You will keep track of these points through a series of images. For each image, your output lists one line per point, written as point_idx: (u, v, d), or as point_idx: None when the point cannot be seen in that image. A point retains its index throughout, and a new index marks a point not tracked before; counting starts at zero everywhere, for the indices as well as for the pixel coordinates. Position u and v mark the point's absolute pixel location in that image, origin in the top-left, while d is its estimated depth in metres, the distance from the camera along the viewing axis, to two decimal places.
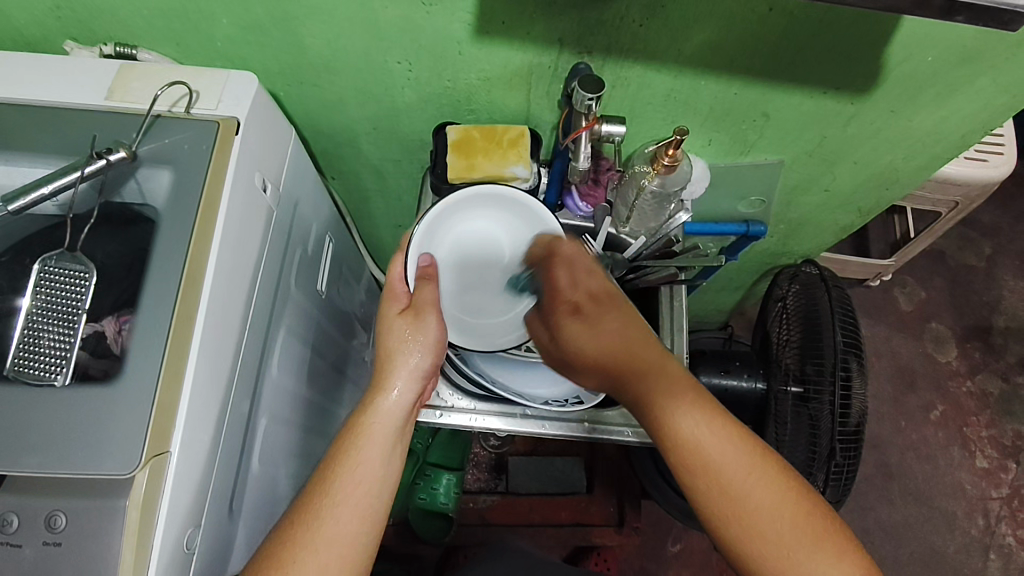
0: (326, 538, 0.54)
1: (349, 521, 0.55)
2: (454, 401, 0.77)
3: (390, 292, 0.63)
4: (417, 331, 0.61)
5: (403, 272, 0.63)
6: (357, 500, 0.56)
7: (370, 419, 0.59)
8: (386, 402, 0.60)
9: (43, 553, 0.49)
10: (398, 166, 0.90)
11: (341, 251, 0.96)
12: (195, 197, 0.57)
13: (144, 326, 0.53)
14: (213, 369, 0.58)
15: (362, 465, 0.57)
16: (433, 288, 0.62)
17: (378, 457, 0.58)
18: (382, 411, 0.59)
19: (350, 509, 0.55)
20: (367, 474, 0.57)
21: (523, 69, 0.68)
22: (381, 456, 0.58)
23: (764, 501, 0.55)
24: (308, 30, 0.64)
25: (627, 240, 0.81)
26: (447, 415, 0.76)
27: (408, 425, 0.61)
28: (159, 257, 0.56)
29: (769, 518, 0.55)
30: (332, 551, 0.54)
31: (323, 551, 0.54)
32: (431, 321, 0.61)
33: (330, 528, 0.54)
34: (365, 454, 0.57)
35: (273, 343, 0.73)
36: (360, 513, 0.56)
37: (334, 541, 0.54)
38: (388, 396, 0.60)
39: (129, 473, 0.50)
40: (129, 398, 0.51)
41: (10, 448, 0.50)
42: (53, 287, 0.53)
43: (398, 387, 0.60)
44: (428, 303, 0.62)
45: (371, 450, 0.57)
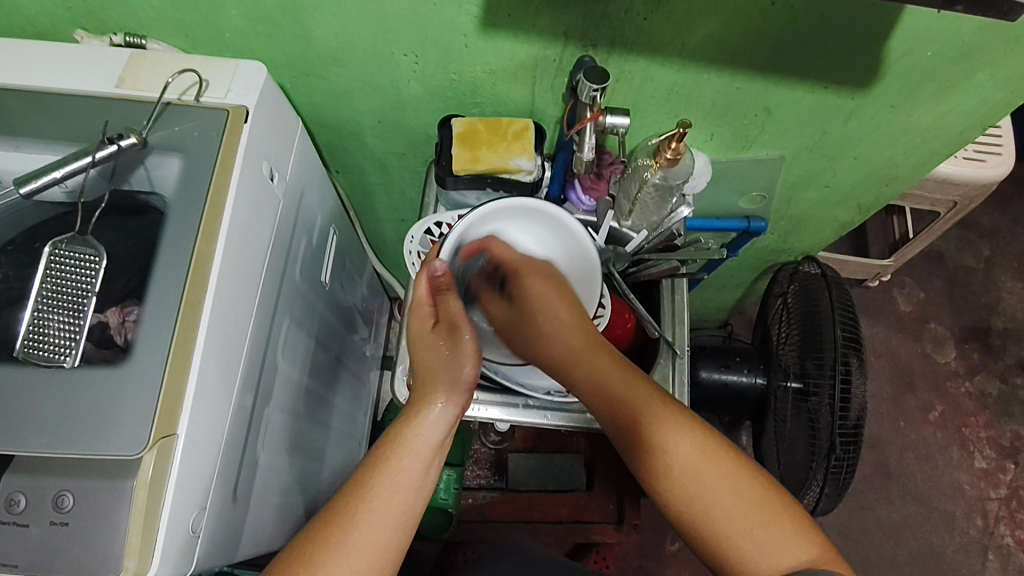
0: (358, 544, 0.53)
1: (384, 527, 0.55)
2: None
3: (416, 308, 0.66)
4: (452, 346, 0.64)
5: (427, 292, 0.66)
6: (394, 506, 0.56)
7: (415, 427, 0.60)
8: (428, 417, 0.61)
9: (51, 533, 0.50)
10: (402, 160, 0.91)
11: (344, 245, 0.97)
12: (205, 182, 0.58)
13: (154, 309, 0.54)
14: (220, 351, 0.59)
15: (400, 473, 0.57)
16: (457, 299, 0.66)
17: (417, 466, 0.58)
18: (426, 424, 0.60)
19: (385, 515, 0.55)
20: (406, 483, 0.57)
21: (529, 62, 0.69)
22: (420, 468, 0.58)
23: (720, 481, 0.56)
24: (318, 21, 0.65)
25: (629, 234, 0.80)
26: None
27: (448, 443, 0.62)
28: (169, 242, 0.56)
29: (731, 503, 0.55)
30: (363, 558, 0.53)
31: (356, 555, 0.53)
32: (465, 333, 0.64)
33: (361, 535, 0.54)
34: (405, 464, 0.58)
35: (278, 334, 0.73)
36: (395, 521, 0.55)
37: (366, 549, 0.53)
38: (432, 411, 0.61)
39: (137, 456, 0.50)
40: (136, 381, 0.52)
41: (20, 428, 0.50)
42: (63, 270, 0.54)
43: (441, 403, 0.61)
44: (455, 316, 0.65)
45: (411, 460, 0.58)
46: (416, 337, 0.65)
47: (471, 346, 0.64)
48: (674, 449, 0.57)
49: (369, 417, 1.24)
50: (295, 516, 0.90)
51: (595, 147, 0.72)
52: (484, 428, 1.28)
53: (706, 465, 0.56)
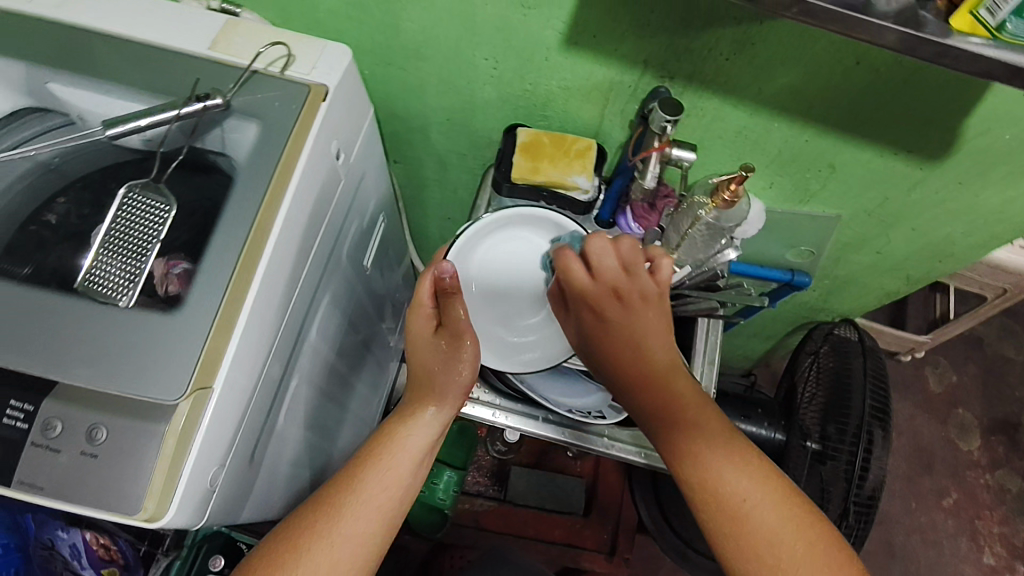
0: (343, 534, 0.56)
1: (368, 518, 0.58)
2: (479, 393, 0.78)
3: (417, 307, 0.67)
4: (451, 351, 0.66)
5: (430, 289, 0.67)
6: (380, 502, 0.59)
7: (409, 429, 0.64)
8: (422, 419, 0.65)
9: (80, 463, 0.51)
10: (460, 160, 0.92)
11: (390, 233, 0.98)
12: (278, 151, 0.60)
13: (210, 264, 0.56)
14: (264, 315, 0.60)
15: (390, 469, 0.60)
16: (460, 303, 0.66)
17: (407, 465, 0.62)
18: (418, 425, 0.64)
19: (373, 509, 0.58)
20: (393, 480, 0.60)
21: (604, 84, 0.70)
22: (408, 468, 0.62)
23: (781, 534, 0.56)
24: (407, 13, 0.67)
25: (671, 267, 0.80)
26: (471, 406, 0.78)
27: (434, 448, 0.66)
28: (234, 203, 0.58)
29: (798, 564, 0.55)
30: (345, 548, 0.56)
31: (340, 547, 0.55)
32: (466, 341, 0.66)
33: (345, 525, 0.56)
34: (394, 461, 0.61)
35: (316, 309, 0.75)
36: (379, 516, 0.58)
37: (349, 538, 0.56)
38: (425, 413, 0.65)
39: (174, 401, 0.52)
40: (184, 330, 0.53)
41: (68, 357, 0.52)
42: (134, 214, 0.56)
43: (435, 406, 0.65)
44: (458, 323, 0.66)
45: (400, 458, 0.62)
46: (417, 339, 0.67)
47: (470, 356, 0.67)
48: (736, 482, 0.58)
49: (382, 403, 1.25)
50: (298, 490, 0.91)
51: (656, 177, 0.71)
52: (492, 435, 1.29)
53: (766, 494, 0.58)
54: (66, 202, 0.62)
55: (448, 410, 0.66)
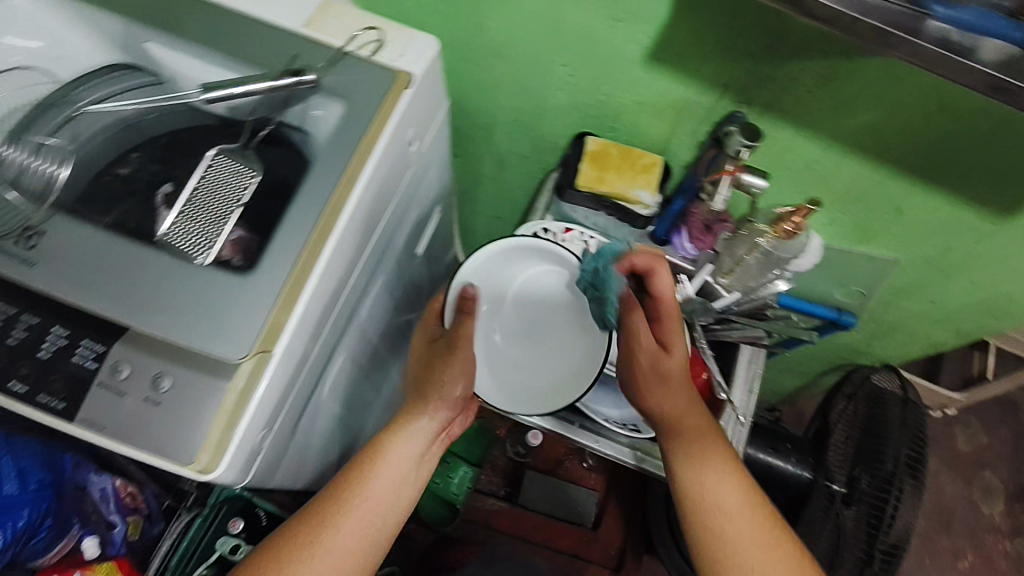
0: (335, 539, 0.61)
1: (361, 524, 0.63)
2: None
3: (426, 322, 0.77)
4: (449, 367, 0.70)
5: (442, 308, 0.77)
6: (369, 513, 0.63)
7: (398, 441, 0.67)
8: (411, 430, 0.68)
9: (142, 409, 0.54)
10: (521, 162, 0.93)
11: (441, 225, 1.00)
12: (360, 133, 0.62)
13: (284, 233, 0.58)
14: (327, 289, 0.62)
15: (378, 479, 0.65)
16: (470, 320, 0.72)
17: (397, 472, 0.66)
18: (407, 436, 0.68)
19: (364, 517, 0.63)
20: (382, 488, 0.65)
21: (679, 103, 0.70)
22: (396, 478, 0.66)
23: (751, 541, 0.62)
24: (496, 12, 0.68)
25: (720, 291, 0.82)
26: None
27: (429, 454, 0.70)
28: (313, 178, 0.60)
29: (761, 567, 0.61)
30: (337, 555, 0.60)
31: (331, 553, 0.60)
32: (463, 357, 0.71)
33: (336, 535, 0.61)
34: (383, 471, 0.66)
35: (369, 290, 0.76)
36: (368, 525, 0.63)
37: (339, 547, 0.61)
38: (416, 424, 0.69)
39: (237, 360, 0.54)
40: (253, 294, 0.55)
41: (143, 305, 0.54)
42: (219, 175, 0.58)
43: (426, 417, 0.69)
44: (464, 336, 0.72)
45: (389, 467, 0.66)
46: (419, 350, 0.76)
47: (463, 368, 0.71)
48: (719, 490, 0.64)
49: None
50: (324, 465, 0.92)
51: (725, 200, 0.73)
52: (513, 437, 1.27)
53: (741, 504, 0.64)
54: (139, 156, 0.62)
55: (433, 421, 0.69)
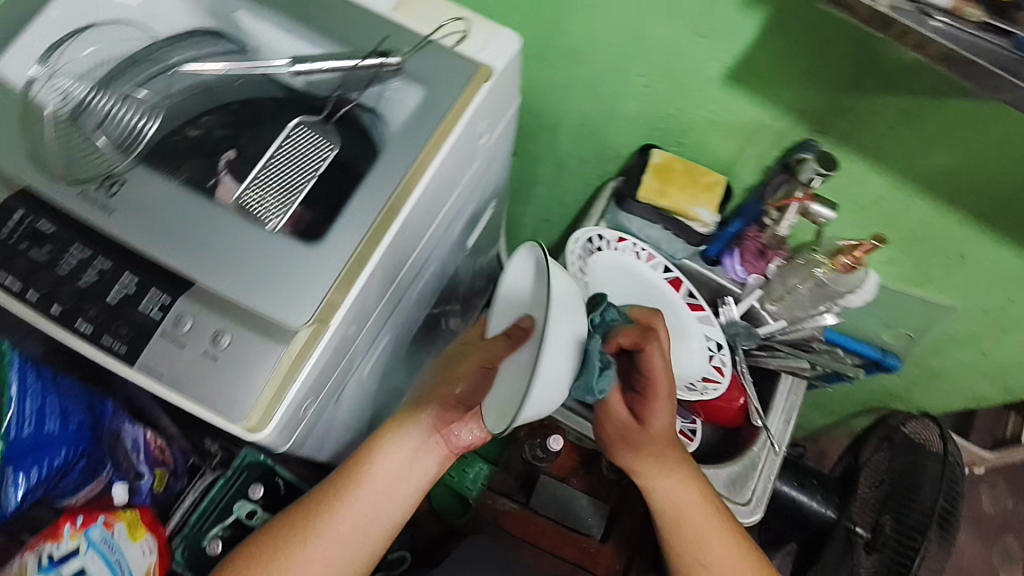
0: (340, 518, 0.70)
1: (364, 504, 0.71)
2: None
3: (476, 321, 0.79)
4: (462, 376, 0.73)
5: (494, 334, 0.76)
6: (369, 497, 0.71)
7: (395, 434, 0.73)
8: (409, 426, 0.74)
9: (199, 362, 0.55)
10: (579, 167, 0.94)
11: (490, 221, 1.00)
12: (437, 120, 0.63)
13: (354, 209, 0.59)
14: (387, 268, 0.63)
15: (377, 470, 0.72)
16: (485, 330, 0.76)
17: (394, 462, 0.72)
18: (405, 431, 0.74)
19: (362, 500, 0.71)
20: (382, 476, 0.72)
21: (751, 125, 0.70)
22: (393, 469, 0.72)
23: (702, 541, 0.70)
24: (579, 16, 0.69)
25: (766, 317, 0.82)
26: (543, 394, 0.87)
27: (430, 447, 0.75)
28: (388, 158, 0.61)
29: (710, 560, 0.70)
30: (342, 529, 0.70)
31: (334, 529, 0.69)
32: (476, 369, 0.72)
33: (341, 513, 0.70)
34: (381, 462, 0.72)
35: (420, 275, 0.77)
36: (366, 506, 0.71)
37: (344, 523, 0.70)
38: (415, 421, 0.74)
39: (298, 327, 0.55)
40: (319, 264, 0.57)
41: (213, 262, 0.56)
42: (298, 145, 0.60)
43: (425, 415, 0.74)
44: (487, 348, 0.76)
45: (387, 458, 0.72)
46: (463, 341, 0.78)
47: (470, 377, 0.72)
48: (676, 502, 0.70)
49: None
50: (350, 444, 0.93)
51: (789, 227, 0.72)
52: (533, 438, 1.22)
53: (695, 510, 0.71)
54: (210, 120, 0.63)
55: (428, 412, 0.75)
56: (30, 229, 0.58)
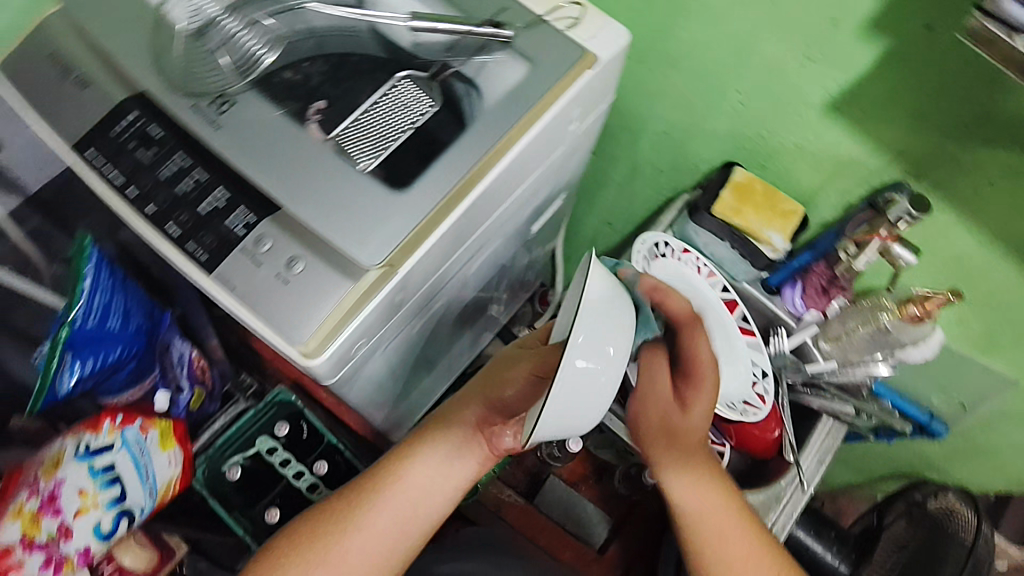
0: (377, 521, 0.69)
1: (401, 509, 0.70)
2: None
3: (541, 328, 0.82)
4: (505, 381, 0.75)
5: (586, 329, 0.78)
6: (405, 502, 0.70)
7: (436, 434, 0.73)
8: (450, 428, 0.73)
9: (271, 282, 0.57)
10: (654, 175, 0.94)
11: (555, 213, 1.01)
12: (536, 98, 0.64)
13: (442, 167, 0.61)
14: (460, 231, 0.64)
15: (415, 474, 0.71)
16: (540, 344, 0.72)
17: (433, 466, 0.72)
18: (445, 432, 0.73)
19: (399, 503, 0.70)
20: (422, 480, 0.71)
21: (841, 160, 0.70)
22: (433, 472, 0.71)
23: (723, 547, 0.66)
24: (691, 23, 0.70)
25: (817, 356, 0.80)
26: None
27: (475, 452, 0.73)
28: (482, 126, 0.63)
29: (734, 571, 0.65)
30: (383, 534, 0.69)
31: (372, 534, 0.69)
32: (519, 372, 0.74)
33: (379, 517, 0.69)
34: (420, 466, 0.71)
35: (485, 248, 0.78)
36: (405, 513, 0.70)
37: (383, 528, 0.69)
38: (460, 422, 0.74)
39: (369, 267, 0.57)
40: (400, 212, 0.58)
41: (302, 192, 0.58)
42: (400, 98, 0.63)
43: (469, 414, 0.74)
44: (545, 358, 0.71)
45: (426, 462, 0.72)
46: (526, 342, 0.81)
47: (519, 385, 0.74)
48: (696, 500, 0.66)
49: (465, 363, 1.28)
50: (382, 402, 0.95)
51: (865, 264, 0.71)
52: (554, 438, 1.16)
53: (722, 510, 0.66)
54: (308, 68, 0.64)
55: (472, 412, 0.74)
56: (141, 131, 0.62)
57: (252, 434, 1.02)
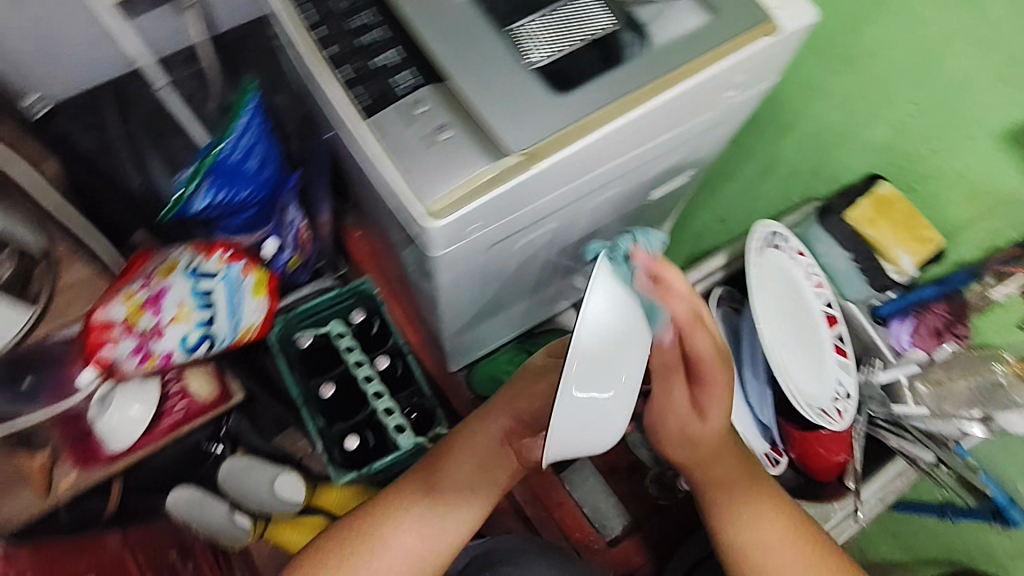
0: (410, 536, 0.68)
1: (434, 522, 0.69)
2: None
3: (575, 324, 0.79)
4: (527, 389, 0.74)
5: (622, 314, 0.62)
6: (436, 517, 0.69)
7: (464, 446, 0.73)
8: (474, 438, 0.73)
9: (417, 142, 0.60)
10: (789, 178, 0.92)
11: (676, 191, 1.00)
12: (709, 47, 0.64)
13: (604, 83, 0.63)
14: (602, 153, 0.66)
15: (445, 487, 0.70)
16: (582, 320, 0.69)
17: (463, 479, 0.71)
18: (471, 444, 0.73)
19: (430, 515, 0.69)
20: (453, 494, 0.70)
21: (1001, 195, 0.70)
22: (462, 485, 0.71)
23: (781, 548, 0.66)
24: (882, 25, 0.68)
25: (907, 398, 0.76)
26: None
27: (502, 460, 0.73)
28: (650, 59, 0.64)
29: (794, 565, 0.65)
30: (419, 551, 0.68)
31: (405, 548, 0.68)
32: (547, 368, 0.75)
33: (411, 532, 0.68)
34: (448, 478, 0.71)
35: (608, 192, 0.79)
36: (435, 527, 0.69)
37: (418, 543, 0.68)
38: (484, 431, 0.74)
39: (510, 151, 0.59)
40: (554, 112, 0.61)
41: (467, 71, 0.61)
42: (580, 13, 0.65)
43: (492, 425, 0.74)
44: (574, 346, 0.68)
45: (453, 476, 0.71)
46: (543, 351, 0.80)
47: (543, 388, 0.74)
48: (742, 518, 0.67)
49: (535, 323, 1.28)
50: (459, 319, 0.97)
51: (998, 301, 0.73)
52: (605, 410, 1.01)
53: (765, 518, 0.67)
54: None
55: (500, 425, 0.74)
56: None
57: (328, 314, 1.08)
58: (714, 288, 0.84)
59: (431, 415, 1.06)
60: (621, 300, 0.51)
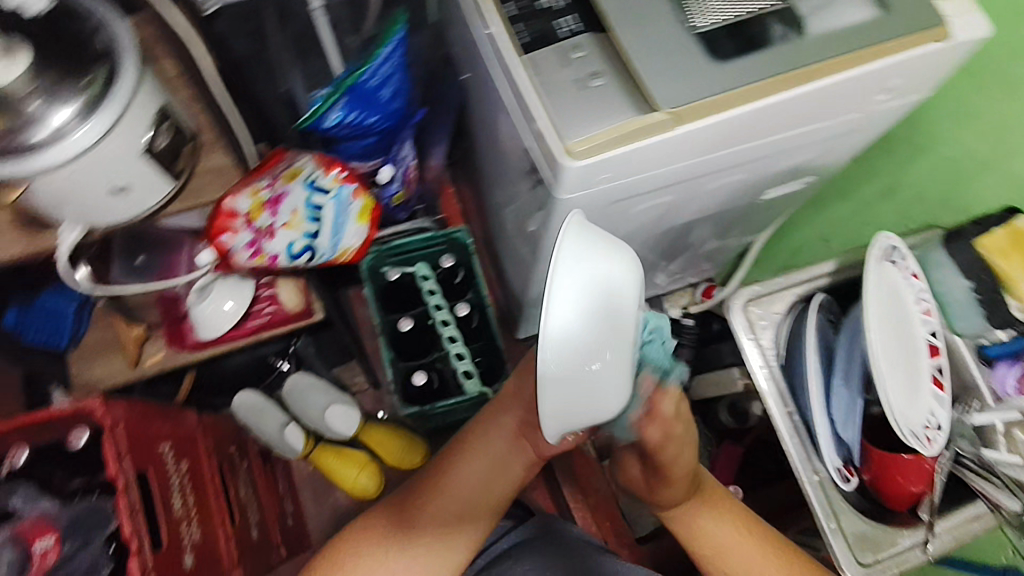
0: (426, 541, 0.71)
1: (452, 518, 0.72)
2: (763, 337, 0.81)
3: None
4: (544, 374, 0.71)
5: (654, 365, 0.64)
6: (451, 514, 0.72)
7: (477, 442, 0.73)
8: (485, 433, 0.73)
9: (569, 82, 0.62)
10: (912, 204, 0.91)
11: (789, 199, 0.98)
12: (878, 39, 0.64)
13: (765, 58, 0.63)
14: (745, 129, 0.66)
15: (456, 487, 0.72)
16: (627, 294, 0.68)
17: (476, 476, 0.73)
18: (483, 439, 0.73)
19: (444, 513, 0.72)
20: (465, 491, 0.72)
21: None
22: (475, 485, 0.73)
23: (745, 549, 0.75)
24: None
25: (1001, 443, 0.77)
26: (750, 342, 0.80)
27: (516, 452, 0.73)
28: (815, 42, 0.64)
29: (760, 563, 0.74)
30: (438, 553, 0.71)
31: (420, 551, 0.70)
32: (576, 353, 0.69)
33: (428, 536, 0.71)
34: (461, 474, 0.73)
35: (732, 177, 0.79)
36: (452, 522, 0.72)
37: (437, 546, 0.71)
38: (496, 422, 0.73)
39: (659, 107, 0.60)
40: (710, 76, 0.61)
41: (632, 22, 0.62)
42: None
43: (503, 415, 0.73)
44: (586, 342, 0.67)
45: (465, 473, 0.73)
46: None
47: None
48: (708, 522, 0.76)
49: None
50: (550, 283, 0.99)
51: None
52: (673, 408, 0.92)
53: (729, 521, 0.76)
54: None
55: (513, 416, 0.73)
56: None
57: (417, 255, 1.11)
58: (817, 294, 0.82)
59: (498, 369, 1.09)
60: (578, 293, 0.53)
